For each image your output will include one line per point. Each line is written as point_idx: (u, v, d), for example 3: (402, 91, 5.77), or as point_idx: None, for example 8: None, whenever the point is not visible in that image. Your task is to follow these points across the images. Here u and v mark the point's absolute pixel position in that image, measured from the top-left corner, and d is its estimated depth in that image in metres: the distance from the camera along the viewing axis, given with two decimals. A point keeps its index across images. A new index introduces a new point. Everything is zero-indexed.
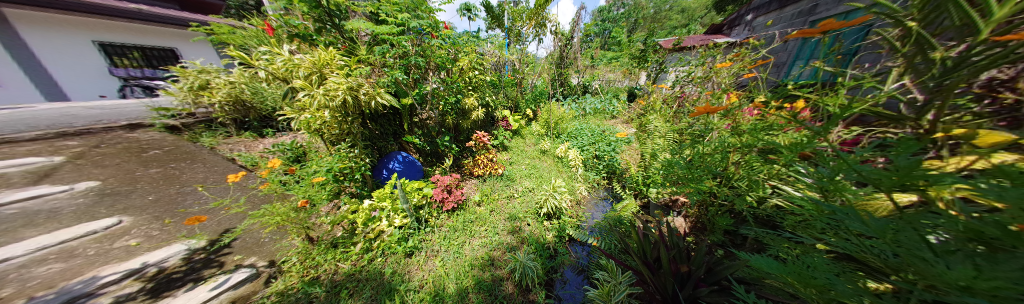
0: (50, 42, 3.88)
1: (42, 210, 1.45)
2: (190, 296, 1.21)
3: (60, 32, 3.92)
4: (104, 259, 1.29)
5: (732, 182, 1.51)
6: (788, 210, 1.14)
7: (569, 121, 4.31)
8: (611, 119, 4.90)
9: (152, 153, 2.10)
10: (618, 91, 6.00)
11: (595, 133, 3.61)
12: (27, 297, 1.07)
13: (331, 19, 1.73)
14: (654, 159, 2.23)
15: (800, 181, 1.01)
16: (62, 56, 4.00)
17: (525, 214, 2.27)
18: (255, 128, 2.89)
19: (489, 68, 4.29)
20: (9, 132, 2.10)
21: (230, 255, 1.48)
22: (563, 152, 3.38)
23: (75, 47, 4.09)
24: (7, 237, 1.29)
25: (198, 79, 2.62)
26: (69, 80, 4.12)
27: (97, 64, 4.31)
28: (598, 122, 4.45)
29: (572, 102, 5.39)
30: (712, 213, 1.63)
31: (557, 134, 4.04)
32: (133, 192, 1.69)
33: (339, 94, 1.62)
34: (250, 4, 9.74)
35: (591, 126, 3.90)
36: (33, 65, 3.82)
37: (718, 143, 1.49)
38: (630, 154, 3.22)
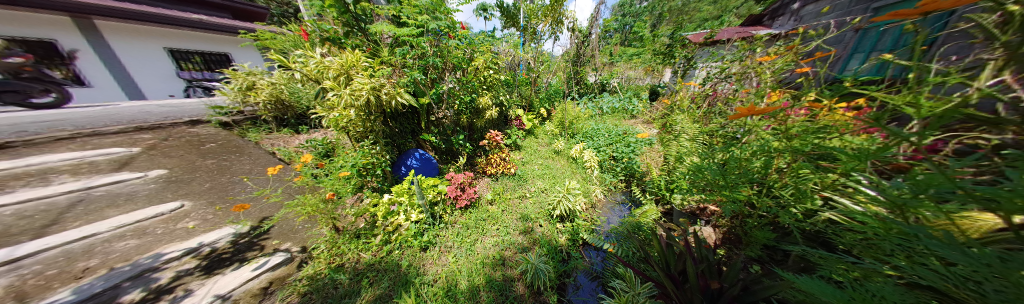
0: (131, 49, 4.63)
1: (122, 193, 1.72)
2: (235, 275, 1.36)
3: (138, 40, 4.66)
4: (169, 238, 1.50)
5: (774, 191, 1.33)
6: (847, 227, 0.99)
7: (585, 121, 4.20)
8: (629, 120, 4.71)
9: (208, 146, 2.40)
10: (638, 90, 5.74)
11: (612, 134, 3.47)
12: (109, 268, 1.27)
13: (358, 23, 1.86)
14: (680, 163, 2.13)
15: (863, 193, 0.87)
16: (140, 60, 4.73)
17: (537, 214, 2.26)
18: (292, 125, 3.19)
19: (503, 67, 4.30)
20: (100, 125, 2.53)
21: (268, 239, 1.64)
22: (578, 152, 3.29)
23: (151, 54, 4.82)
24: (96, 214, 1.54)
25: (246, 81, 2.96)
26: (147, 82, 4.85)
27: (168, 68, 5.02)
28: (616, 122, 4.29)
29: (588, 101, 5.26)
30: (750, 225, 1.46)
31: (572, 134, 3.96)
32: (192, 180, 1.95)
33: (363, 94, 1.71)
34: (289, 12, 10.79)
35: (608, 126, 3.74)
36: (119, 69, 4.59)
37: (759, 147, 1.34)
38: (652, 156, 3.04)
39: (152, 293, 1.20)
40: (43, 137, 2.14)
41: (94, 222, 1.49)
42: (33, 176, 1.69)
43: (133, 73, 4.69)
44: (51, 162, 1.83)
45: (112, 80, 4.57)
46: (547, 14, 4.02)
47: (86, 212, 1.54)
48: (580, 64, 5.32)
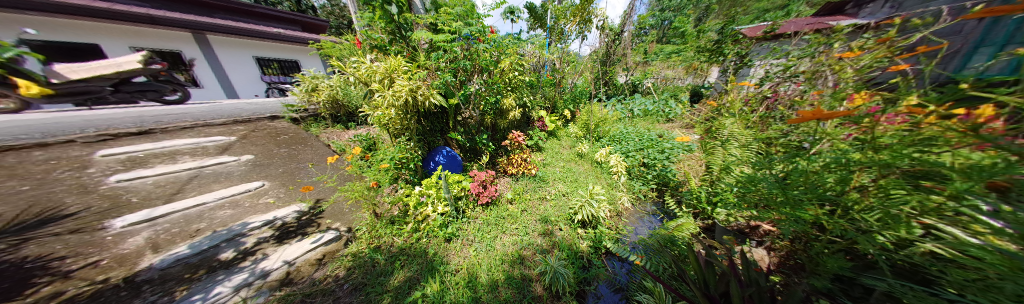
0: (231, 57, 5.69)
1: (224, 171, 2.16)
2: (296, 246, 1.64)
3: (237, 50, 5.74)
4: (255, 210, 1.86)
5: (852, 213, 1.08)
6: (957, 265, 0.76)
7: (612, 125, 4.00)
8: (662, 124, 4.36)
9: (283, 138, 2.91)
10: (674, 91, 5.28)
11: (644, 140, 3.25)
12: (213, 230, 1.63)
13: (399, 31, 2.06)
14: (726, 173, 1.94)
15: (983, 225, 0.67)
16: (237, 66, 5.80)
17: (557, 217, 2.24)
18: (344, 121, 3.68)
19: (528, 68, 4.33)
20: (213, 117, 3.14)
21: (323, 219, 1.93)
22: (603, 156, 3.15)
23: (243, 61, 5.88)
24: (207, 188, 1.97)
25: (311, 84, 3.50)
26: (240, 84, 5.93)
27: (253, 73, 6.08)
28: (647, 126, 4.02)
29: (616, 104, 5.05)
30: (816, 251, 1.21)
31: (597, 136, 3.79)
32: (271, 164, 2.39)
33: (402, 94, 1.89)
34: (342, 23, 12.33)
35: (639, 130, 3.60)
36: (222, 74, 5.65)
37: (831, 158, 1.11)
38: (689, 164, 2.77)
39: (240, 255, 1.51)
40: (172, 126, 2.72)
41: (207, 192, 1.92)
42: (167, 156, 2.19)
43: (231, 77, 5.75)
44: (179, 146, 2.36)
45: (217, 82, 5.61)
46: (576, 13, 3.90)
47: (200, 185, 1.97)
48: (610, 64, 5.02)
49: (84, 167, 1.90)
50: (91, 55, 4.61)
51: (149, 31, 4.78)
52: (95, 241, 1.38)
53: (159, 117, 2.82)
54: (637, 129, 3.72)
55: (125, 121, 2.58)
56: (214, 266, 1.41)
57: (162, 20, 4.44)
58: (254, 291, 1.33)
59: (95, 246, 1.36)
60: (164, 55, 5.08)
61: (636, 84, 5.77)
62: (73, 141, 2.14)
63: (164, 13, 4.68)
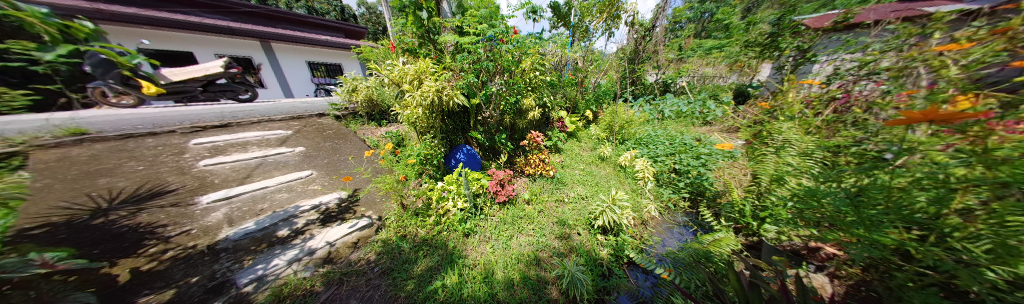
0: (289, 62, 6.50)
1: (280, 161, 2.45)
2: (336, 229, 1.84)
3: (293, 56, 6.55)
4: (305, 195, 2.12)
5: (956, 243, 0.85)
6: None
7: (640, 126, 3.97)
8: (697, 128, 3.99)
9: (328, 132, 3.26)
10: (712, 91, 4.79)
11: (675, 144, 3.00)
12: (273, 210, 1.89)
13: (428, 35, 2.17)
14: (779, 186, 1.69)
15: None
16: (293, 70, 6.60)
17: (574, 221, 2.19)
18: (378, 119, 4.03)
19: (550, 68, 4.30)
20: (278, 114, 3.42)
21: (359, 206, 2.13)
22: (627, 160, 3.06)
23: (298, 65, 6.67)
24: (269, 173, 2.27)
25: (352, 85, 3.90)
26: (296, 85, 6.72)
27: (306, 75, 6.87)
28: (678, 130, 3.73)
29: (644, 104, 4.95)
30: (900, 287, 0.97)
31: (622, 139, 3.69)
32: (318, 156, 2.69)
33: (429, 95, 2.00)
34: (379, 29, 13.50)
35: (669, 133, 3.39)
36: (281, 77, 6.44)
37: (926, 171, 0.88)
38: (725, 174, 2.56)
39: (293, 234, 1.74)
40: (246, 121, 3.07)
41: (268, 177, 2.21)
42: (240, 146, 2.53)
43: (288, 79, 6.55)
44: (248, 137, 2.71)
45: (278, 84, 6.41)
46: (603, 9, 3.73)
47: (265, 171, 2.26)
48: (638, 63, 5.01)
49: (181, 153, 2.25)
50: (189, 62, 5.58)
51: (229, 41, 5.65)
52: (188, 213, 1.69)
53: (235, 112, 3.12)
54: (667, 133, 3.45)
55: (209, 116, 2.86)
56: (274, 241, 1.66)
57: (239, 31, 5.49)
58: (304, 265, 1.54)
59: (188, 217, 1.65)
60: (239, 62, 5.95)
61: (668, 84, 5.37)
62: (174, 131, 2.52)
63: (241, 26, 5.74)
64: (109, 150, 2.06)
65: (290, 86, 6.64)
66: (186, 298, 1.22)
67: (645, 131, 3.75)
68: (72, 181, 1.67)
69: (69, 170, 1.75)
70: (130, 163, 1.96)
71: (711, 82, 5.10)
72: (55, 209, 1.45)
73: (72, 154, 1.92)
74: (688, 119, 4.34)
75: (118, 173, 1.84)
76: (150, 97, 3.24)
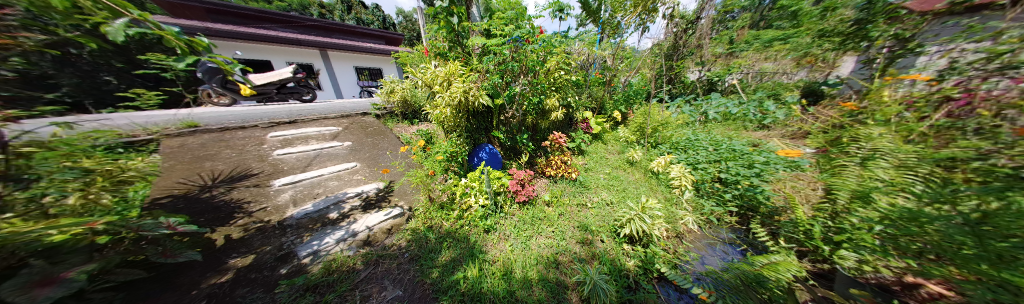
0: (341, 68, 7.43)
1: (332, 153, 2.81)
2: (374, 215, 2.04)
3: (345, 62, 7.47)
4: (351, 184, 2.39)
5: None
6: None
7: (676, 129, 3.71)
8: (750, 132, 3.48)
9: (370, 129, 3.59)
10: (773, 90, 4.08)
11: (722, 151, 2.67)
12: (325, 195, 2.19)
13: (457, 39, 2.27)
14: (881, 208, 1.34)
15: None
16: (344, 74, 7.51)
17: (597, 227, 2.11)
18: (412, 118, 4.37)
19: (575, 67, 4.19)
20: (333, 112, 3.84)
21: (392, 196, 2.33)
22: (661, 166, 2.87)
23: (348, 70, 7.59)
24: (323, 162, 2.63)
25: (390, 86, 4.27)
26: (346, 88, 7.62)
27: (353, 79, 7.75)
28: (723, 134, 3.31)
29: (683, 105, 4.59)
30: None
31: (655, 143, 3.57)
32: (361, 149, 3.01)
33: (457, 95, 2.09)
34: (415, 35, 14.66)
35: (714, 137, 3.08)
36: (334, 81, 7.35)
37: None
38: (787, 187, 2.18)
39: (340, 217, 1.99)
40: (308, 118, 3.53)
41: (323, 167, 2.55)
42: (302, 140, 2.96)
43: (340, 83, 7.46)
44: (309, 132, 3.14)
45: (332, 87, 7.34)
46: (637, 3, 3.48)
47: (320, 161, 2.63)
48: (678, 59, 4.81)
49: (262, 143, 2.74)
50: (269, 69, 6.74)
51: (298, 50, 6.63)
52: (264, 193, 2.05)
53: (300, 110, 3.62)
54: (710, 138, 3.10)
55: (282, 114, 3.37)
56: (326, 222, 1.92)
57: (305, 42, 6.43)
58: (348, 245, 1.76)
59: (264, 197, 2.01)
60: (304, 69, 6.95)
61: (713, 82, 4.80)
62: (257, 126, 3.05)
63: (307, 37, 6.74)
64: (212, 140, 2.58)
65: (341, 88, 7.55)
66: (262, 263, 1.51)
67: (682, 135, 3.44)
68: (190, 163, 2.17)
69: (190, 155, 2.28)
70: (226, 151, 2.46)
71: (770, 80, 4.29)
72: (177, 184, 1.92)
73: (188, 142, 2.45)
74: (738, 121, 3.81)
75: (219, 159, 2.32)
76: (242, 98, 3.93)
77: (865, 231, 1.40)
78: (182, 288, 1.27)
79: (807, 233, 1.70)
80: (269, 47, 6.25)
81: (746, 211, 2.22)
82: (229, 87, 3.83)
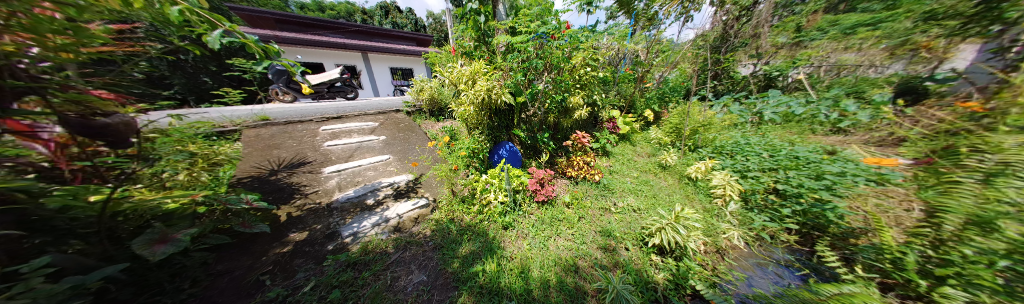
0: (379, 68, 8.15)
1: (369, 146, 3.10)
2: (404, 204, 2.20)
3: (382, 63, 8.17)
4: (384, 174, 2.62)
5: None
6: None
7: (720, 131, 3.34)
8: (818, 137, 2.96)
9: (402, 125, 3.87)
10: (853, 87, 3.34)
11: (779, 159, 2.29)
12: (362, 184, 2.42)
13: (483, 38, 2.31)
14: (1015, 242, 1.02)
15: None
16: (381, 74, 8.22)
17: (621, 233, 2.00)
18: (439, 115, 4.60)
19: (603, 63, 3.98)
20: (372, 109, 4.24)
21: (419, 188, 2.48)
22: (701, 172, 2.67)
23: (384, 71, 8.29)
24: (362, 154, 2.92)
25: (420, 85, 4.53)
26: (382, 87, 8.34)
27: (388, 79, 8.45)
28: (781, 137, 2.85)
29: (731, 104, 4.09)
30: None
31: (693, 146, 3.34)
32: (394, 143, 3.26)
33: (481, 93, 2.14)
34: (444, 35, 15.37)
35: (765, 140, 2.74)
36: (372, 80, 8.09)
37: None
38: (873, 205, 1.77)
39: (376, 203, 2.20)
40: (352, 113, 3.95)
41: (362, 158, 2.83)
42: (347, 133, 3.33)
43: (377, 82, 8.18)
44: (351, 126, 3.52)
45: (370, 86, 8.08)
46: None
47: (360, 153, 2.92)
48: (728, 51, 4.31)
49: (315, 135, 3.15)
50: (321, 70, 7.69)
51: (347, 54, 7.50)
52: (315, 179, 2.35)
53: (345, 107, 4.08)
54: (765, 142, 2.66)
55: (331, 110, 3.83)
56: (364, 207, 2.14)
57: (350, 46, 7.21)
58: (381, 229, 1.93)
59: (315, 182, 2.31)
60: (350, 71, 7.80)
61: (771, 77, 4.13)
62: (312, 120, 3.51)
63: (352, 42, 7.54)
64: (279, 131, 3.05)
65: (378, 87, 8.28)
66: (313, 239, 1.74)
67: (727, 139, 3.06)
68: (264, 151, 2.60)
69: (262, 144, 2.72)
70: (288, 141, 2.88)
71: (849, 74, 3.50)
72: (252, 168, 2.31)
73: (262, 133, 2.93)
74: (803, 123, 3.27)
75: (283, 148, 2.73)
76: (301, 96, 4.58)
77: (982, 266, 1.09)
78: (256, 254, 1.54)
79: (896, 262, 1.38)
80: (326, 52, 7.20)
81: (809, 230, 1.90)
82: (291, 86, 4.48)
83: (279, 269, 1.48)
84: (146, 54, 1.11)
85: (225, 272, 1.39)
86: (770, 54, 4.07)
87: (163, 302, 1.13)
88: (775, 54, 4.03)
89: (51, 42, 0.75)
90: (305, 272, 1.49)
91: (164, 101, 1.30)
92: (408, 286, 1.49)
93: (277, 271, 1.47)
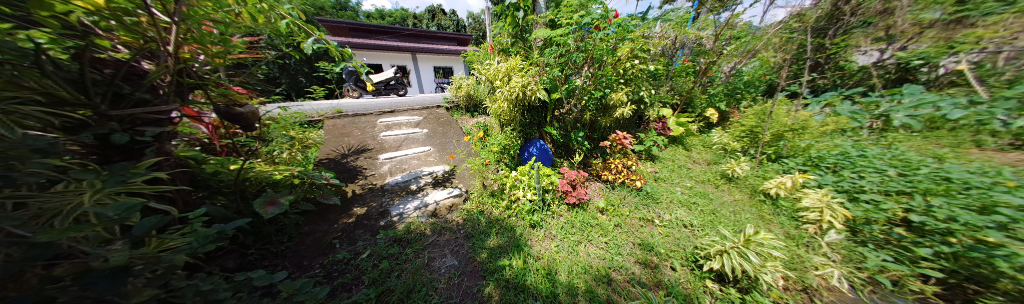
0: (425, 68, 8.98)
1: (414, 138, 3.44)
2: (440, 192, 2.39)
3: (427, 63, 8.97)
4: (426, 164, 2.87)
5: None
6: None
7: (817, 138, 2.63)
8: (993, 152, 2.02)
9: (442, 119, 4.16)
10: None
11: (916, 180, 1.71)
12: (406, 171, 2.70)
13: (521, 33, 2.29)
14: None
15: None
16: (426, 73, 9.02)
17: (665, 249, 1.76)
18: (475, 110, 4.81)
19: (653, 55, 3.52)
20: (418, 105, 4.68)
21: (454, 179, 2.63)
22: (784, 189, 2.18)
23: (428, 70, 9.10)
24: (408, 144, 3.26)
25: (459, 83, 4.77)
26: (427, 85, 9.17)
27: (432, 77, 9.24)
28: (920, 150, 2.07)
29: (838, 103, 3.14)
30: None
31: (777, 155, 2.76)
32: (435, 136, 3.54)
33: (516, 89, 2.15)
34: (483, 34, 16.01)
35: (891, 153, 2.04)
36: (418, 78, 8.94)
37: None
38: None
39: (418, 189, 2.44)
40: (403, 108, 4.43)
41: (409, 148, 3.16)
42: (397, 126, 3.76)
43: (422, 80, 9.01)
44: (401, 119, 3.95)
45: (417, 84, 8.95)
46: None
47: (407, 143, 3.28)
48: (837, 34, 3.18)
49: (373, 126, 3.65)
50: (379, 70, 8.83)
51: (400, 55, 8.45)
52: (372, 164, 2.73)
53: (397, 102, 4.60)
54: (892, 156, 2.02)
55: (386, 105, 4.37)
56: (409, 191, 2.39)
57: (403, 48, 8.11)
58: (422, 213, 2.12)
59: (371, 166, 2.68)
60: (402, 70, 8.76)
61: (908, 68, 3.04)
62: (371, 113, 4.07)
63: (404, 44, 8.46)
64: (347, 122, 3.63)
65: (423, 85, 9.12)
66: (370, 214, 2.04)
67: (827, 148, 2.38)
68: (338, 138, 3.15)
69: (335, 132, 3.29)
70: (354, 131, 3.41)
71: None
72: (328, 151, 2.82)
73: (336, 123, 3.54)
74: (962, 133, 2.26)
75: (350, 136, 3.25)
76: (365, 93, 5.36)
77: None
78: (330, 221, 1.89)
79: None
80: (386, 54, 8.26)
81: (961, 282, 1.31)
82: (358, 84, 5.29)
83: (345, 236, 1.79)
84: (265, 60, 1.46)
85: (310, 233, 1.75)
86: (908, 36, 2.88)
87: (270, 249, 1.54)
88: (917, 36, 2.81)
89: (209, 50, 1.07)
90: (363, 241, 1.76)
91: (274, 96, 1.70)
92: (441, 268, 1.61)
93: (343, 237, 1.78)
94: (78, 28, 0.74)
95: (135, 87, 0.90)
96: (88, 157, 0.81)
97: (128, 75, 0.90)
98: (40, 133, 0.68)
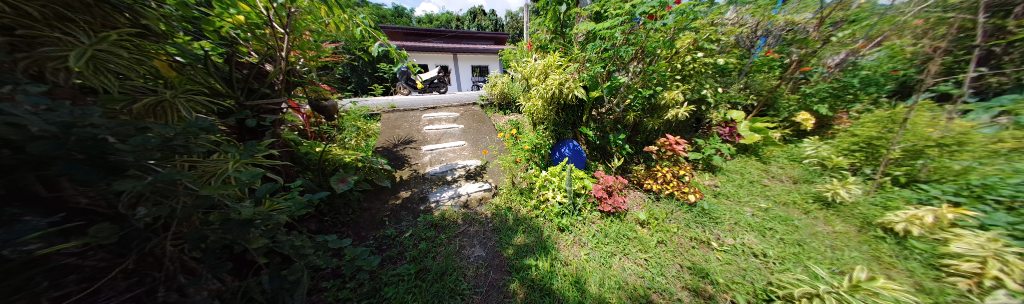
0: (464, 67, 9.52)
1: (453, 132, 3.68)
2: (472, 185, 2.50)
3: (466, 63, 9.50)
4: (461, 157, 3.04)
5: None
6: None
7: None
8: None
9: (478, 116, 4.33)
10: None
11: None
12: (444, 163, 2.91)
13: (562, 28, 2.19)
14: None
15: None
16: (465, 72, 9.57)
17: (723, 279, 1.48)
18: (510, 108, 4.86)
19: (719, 47, 2.95)
20: (457, 101, 4.98)
21: (486, 173, 2.71)
22: (926, 226, 1.58)
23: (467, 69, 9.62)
24: (447, 138, 3.50)
25: (495, 80, 4.86)
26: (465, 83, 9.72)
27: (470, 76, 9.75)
28: None
29: None
30: None
31: (912, 178, 2.03)
32: (471, 131, 3.72)
33: (553, 87, 2.09)
34: (520, 33, 16.18)
35: None
36: (458, 77, 9.53)
37: None
38: None
39: (453, 180, 2.61)
40: (444, 104, 4.78)
41: (447, 142, 3.39)
42: (438, 120, 4.07)
43: (461, 79, 9.58)
44: (442, 115, 4.26)
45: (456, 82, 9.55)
46: None
47: (447, 137, 3.53)
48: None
49: (419, 121, 4.04)
50: None
51: (444, 56, 9.13)
52: (416, 154, 3.03)
53: (439, 99, 4.98)
54: None
55: (430, 102, 4.78)
56: (445, 181, 2.57)
57: (446, 49, 8.76)
58: (455, 202, 2.26)
59: (415, 156, 2.97)
60: (444, 70, 9.43)
61: None
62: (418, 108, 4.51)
63: (447, 45, 9.11)
64: (399, 116, 4.10)
65: (461, 83, 9.70)
66: (413, 199, 2.27)
67: (1000, 173, 1.61)
68: (391, 130, 3.59)
69: (389, 124, 3.76)
70: (403, 124, 3.83)
71: None
72: (383, 141, 3.25)
73: (390, 116, 4.04)
74: None
75: (400, 128, 3.67)
76: (413, 90, 5.96)
77: None
78: (382, 201, 2.18)
79: None
80: (433, 55, 8.98)
81: None
82: (408, 83, 5.91)
83: (393, 215, 2.04)
84: (342, 62, 1.75)
85: (366, 209, 2.05)
86: None
87: (338, 219, 1.87)
88: None
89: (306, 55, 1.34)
90: (407, 222, 1.98)
91: (346, 92, 2.02)
92: (470, 257, 1.69)
93: (391, 216, 2.03)
94: (229, 40, 1.03)
95: (261, 84, 1.20)
96: (231, 135, 1.11)
97: (258, 75, 1.20)
98: (206, 116, 0.98)
